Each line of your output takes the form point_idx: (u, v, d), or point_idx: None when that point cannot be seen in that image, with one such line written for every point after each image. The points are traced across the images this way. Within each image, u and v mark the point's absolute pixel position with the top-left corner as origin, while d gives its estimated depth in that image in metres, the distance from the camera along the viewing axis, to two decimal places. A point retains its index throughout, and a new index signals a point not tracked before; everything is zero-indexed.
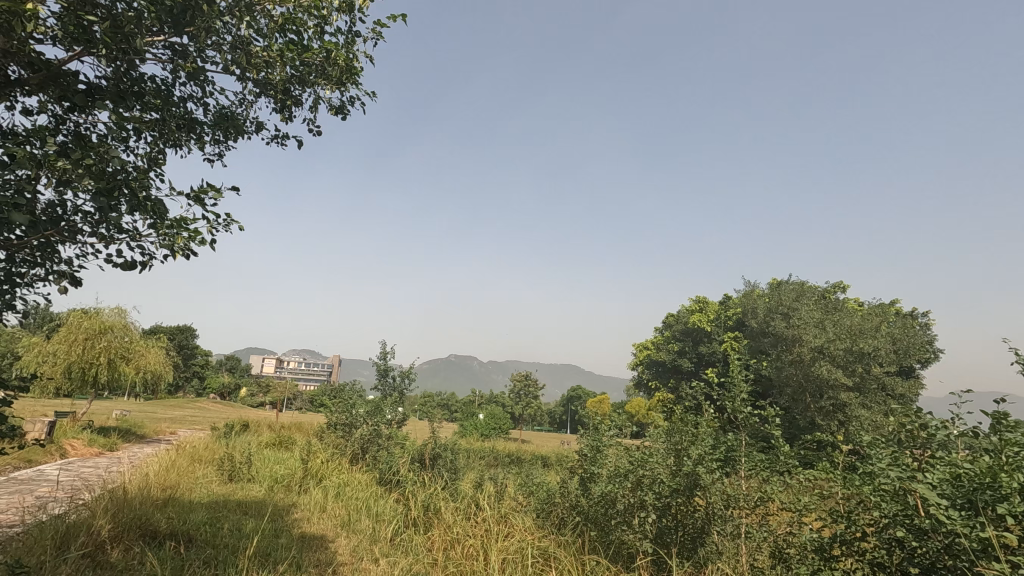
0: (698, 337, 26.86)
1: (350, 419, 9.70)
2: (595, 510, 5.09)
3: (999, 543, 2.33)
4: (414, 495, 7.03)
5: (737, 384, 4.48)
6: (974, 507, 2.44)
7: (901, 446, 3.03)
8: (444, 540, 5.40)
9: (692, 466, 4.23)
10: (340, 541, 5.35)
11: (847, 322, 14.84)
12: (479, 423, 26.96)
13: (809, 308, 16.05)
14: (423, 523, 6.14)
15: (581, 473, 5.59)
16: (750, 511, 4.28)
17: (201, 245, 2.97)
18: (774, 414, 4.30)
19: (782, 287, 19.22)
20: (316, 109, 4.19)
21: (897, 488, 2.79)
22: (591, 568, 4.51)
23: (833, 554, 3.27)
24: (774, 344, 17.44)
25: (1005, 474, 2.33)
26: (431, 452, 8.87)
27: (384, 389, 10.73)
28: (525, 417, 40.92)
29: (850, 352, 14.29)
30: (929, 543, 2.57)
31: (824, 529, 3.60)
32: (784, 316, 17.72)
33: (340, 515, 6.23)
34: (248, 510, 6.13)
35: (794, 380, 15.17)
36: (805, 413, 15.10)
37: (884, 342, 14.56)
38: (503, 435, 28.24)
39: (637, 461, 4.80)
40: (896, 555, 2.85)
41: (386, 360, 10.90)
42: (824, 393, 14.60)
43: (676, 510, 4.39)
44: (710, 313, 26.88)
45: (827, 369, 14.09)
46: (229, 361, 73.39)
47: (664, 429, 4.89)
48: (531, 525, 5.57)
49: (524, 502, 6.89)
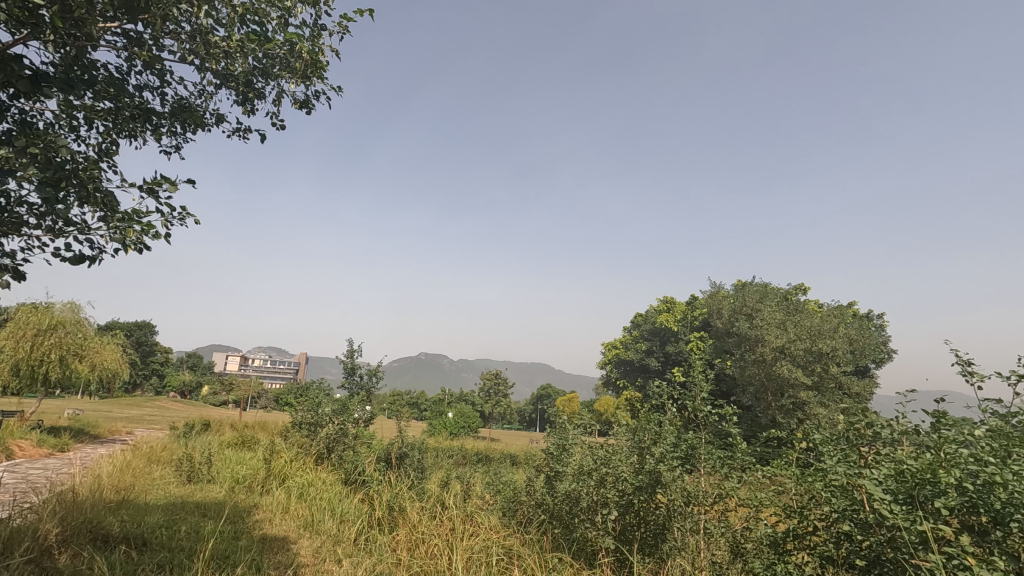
0: (665, 336, 27.34)
1: (315, 419, 9.51)
2: (559, 508, 5.15)
3: (935, 536, 2.46)
4: (378, 495, 6.96)
5: (698, 383, 4.60)
6: (914, 501, 2.57)
7: (850, 444, 3.16)
8: (408, 540, 5.36)
9: (654, 464, 4.35)
10: (302, 543, 5.25)
11: (807, 323, 15.30)
12: (449, 421, 26.89)
13: (772, 309, 16.51)
14: (387, 523, 6.10)
15: (547, 472, 5.65)
16: (709, 507, 4.38)
17: (154, 239, 2.88)
18: (732, 412, 4.43)
19: (746, 288, 19.70)
20: (280, 102, 4.11)
21: (843, 484, 2.91)
22: (554, 565, 4.55)
23: (786, 548, 3.39)
24: (738, 344, 17.87)
25: (944, 470, 2.45)
26: (398, 451, 8.81)
27: (351, 388, 10.60)
28: (495, 416, 40.90)
29: (810, 352, 14.74)
30: (874, 536, 2.67)
31: (778, 524, 3.71)
32: (748, 317, 18.19)
33: (303, 515, 6.14)
34: (206, 512, 5.97)
35: (757, 379, 15.59)
36: (766, 411, 15.53)
37: (842, 342, 15.07)
38: (473, 434, 28.19)
39: (601, 459, 4.83)
40: (843, 548, 2.96)
41: (353, 359, 10.77)
42: (784, 392, 15.05)
43: (639, 507, 4.49)
44: (678, 313, 27.38)
45: (787, 369, 14.52)
46: (190, 359, 71.48)
47: (628, 428, 4.96)
48: (496, 523, 5.58)
49: (490, 500, 6.91)
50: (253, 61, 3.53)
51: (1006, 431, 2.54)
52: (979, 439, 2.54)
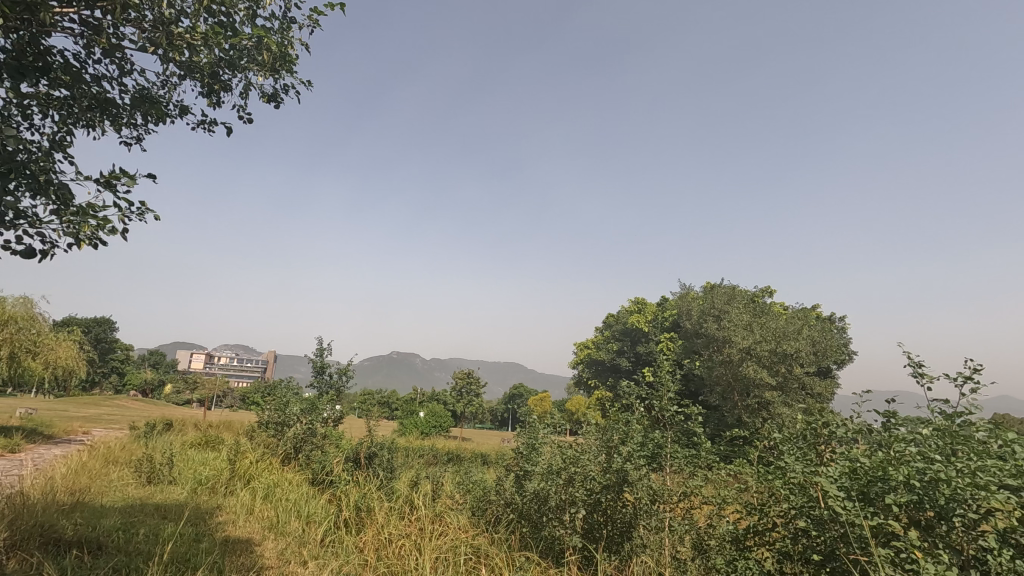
0: (636, 336, 27.68)
1: (282, 419, 9.29)
2: (528, 506, 5.17)
3: (886, 531, 2.57)
4: (346, 495, 6.88)
5: (665, 382, 4.68)
6: (867, 498, 2.67)
7: (809, 443, 3.25)
8: (376, 540, 5.31)
9: (622, 463, 4.41)
10: (267, 545, 5.15)
11: (773, 325, 15.69)
12: (420, 421, 26.71)
13: (739, 311, 16.90)
14: (355, 523, 6.03)
15: (517, 471, 5.67)
16: (674, 505, 4.46)
17: (111, 234, 2.79)
18: (697, 412, 4.53)
19: (714, 290, 20.09)
20: (247, 95, 4.01)
21: (801, 482, 3.00)
22: (521, 564, 4.58)
23: (747, 545, 3.48)
24: (706, 345, 18.24)
25: (893, 468, 2.56)
26: (367, 451, 8.72)
27: (320, 387, 10.45)
28: (467, 415, 40.79)
29: (775, 353, 15.12)
30: (828, 531, 2.76)
31: (740, 521, 3.81)
32: (716, 318, 18.57)
33: (268, 517, 6.03)
34: (166, 514, 5.79)
35: (724, 379, 15.94)
36: (733, 410, 15.90)
37: (805, 344, 15.51)
38: (444, 433, 28.09)
39: (569, 458, 4.88)
40: (800, 543, 3.06)
41: (322, 357, 10.62)
42: (750, 391, 15.41)
43: (606, 505, 4.55)
44: (648, 313, 27.76)
45: (753, 369, 14.90)
46: (153, 357, 69.39)
47: (597, 426, 5.02)
48: (465, 523, 5.58)
49: (460, 500, 6.89)
50: (219, 52, 3.44)
51: (950, 431, 2.66)
52: (926, 438, 2.66)
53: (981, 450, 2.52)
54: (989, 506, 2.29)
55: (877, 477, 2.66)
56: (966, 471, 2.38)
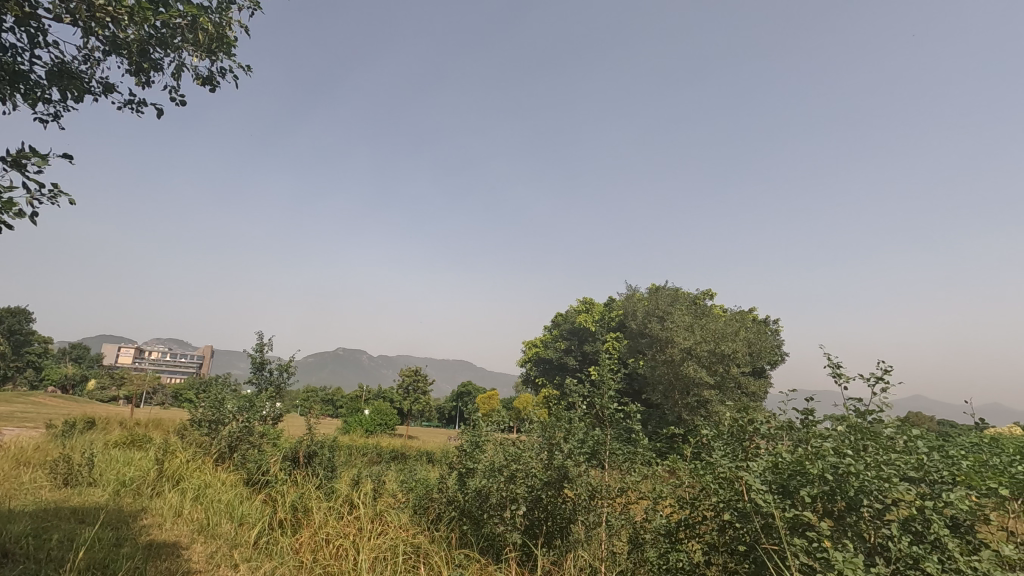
0: (583, 336, 28.18)
1: (216, 417, 8.89)
2: (469, 504, 5.17)
3: (803, 522, 2.73)
4: (283, 496, 6.65)
5: (606, 381, 4.78)
6: (785, 490, 2.83)
7: (736, 438, 3.40)
8: (312, 542, 5.17)
9: (563, 460, 4.50)
10: (196, 548, 4.91)
11: (712, 326, 16.35)
12: (365, 418, 26.17)
13: (681, 313, 17.51)
14: (290, 525, 5.85)
15: (459, 468, 5.62)
16: (611, 500, 4.57)
17: (17, 218, 2.58)
18: (636, 410, 4.65)
19: (659, 292, 20.71)
20: (181, 76, 3.80)
21: (728, 476, 3.14)
22: (460, 562, 4.58)
23: (679, 537, 3.61)
24: (650, 345, 18.78)
25: (809, 462, 2.73)
26: (306, 450, 8.48)
27: (259, 383, 10.11)
28: (414, 412, 40.27)
29: (713, 354, 15.77)
30: (750, 524, 2.90)
31: (673, 515, 3.95)
32: (659, 319, 19.18)
33: (198, 519, 5.76)
34: (83, 518, 5.42)
35: (665, 378, 16.47)
36: (673, 408, 16.42)
37: (742, 345, 16.22)
38: (389, 431, 27.66)
39: (511, 455, 4.94)
40: (725, 534, 3.21)
41: (262, 352, 10.27)
42: (689, 390, 15.99)
43: (546, 502, 4.63)
44: (596, 313, 28.31)
45: (693, 369, 15.48)
46: (74, 352, 64.85)
47: (538, 424, 5.08)
48: (405, 521, 5.52)
49: (401, 498, 6.83)
50: (149, 29, 3.25)
51: (862, 428, 2.85)
52: (840, 435, 2.84)
53: (889, 445, 2.72)
54: (893, 496, 2.47)
55: (796, 471, 2.83)
56: (872, 465, 2.57)
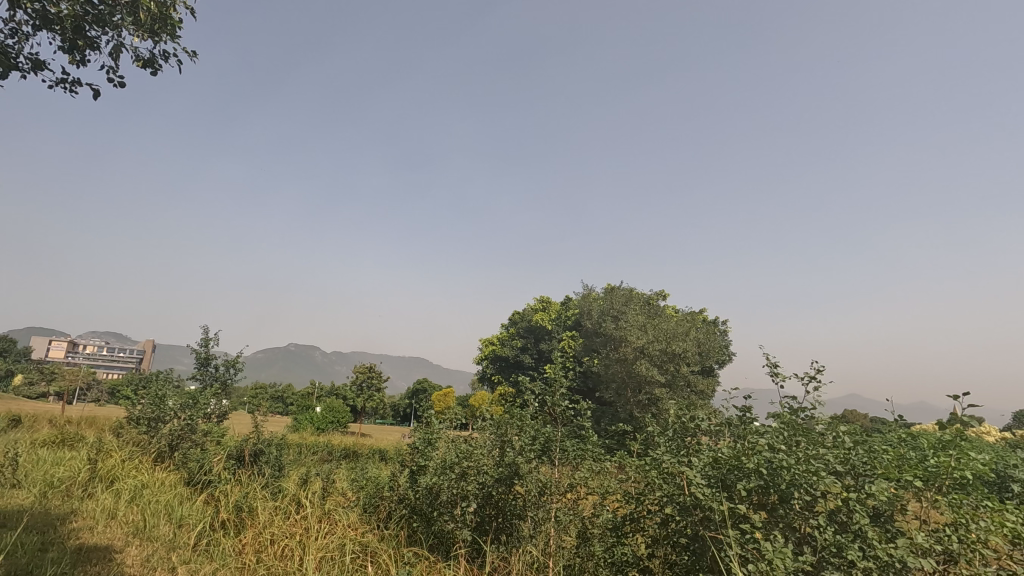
0: (539, 334, 28.40)
1: (156, 415, 8.50)
2: (420, 501, 5.15)
3: (739, 515, 2.84)
4: (225, 496, 6.43)
5: (557, 379, 4.82)
6: (723, 484, 2.95)
7: (678, 434, 3.52)
8: (256, 542, 5.03)
9: (514, 457, 4.55)
10: (130, 552, 4.69)
11: (664, 326, 16.82)
12: (316, 416, 25.54)
13: (635, 312, 17.92)
14: (233, 526, 5.67)
15: (410, 466, 5.55)
16: (561, 496, 4.63)
17: None
18: (586, 407, 4.72)
19: (614, 291, 21.11)
20: (118, 56, 3.61)
21: (671, 471, 3.24)
22: (409, 560, 4.56)
23: (625, 531, 3.71)
24: (604, 343, 19.13)
25: (746, 457, 2.85)
26: (252, 448, 8.23)
27: (203, 380, 9.75)
28: (367, 409, 39.56)
29: (664, 352, 16.23)
30: (690, 517, 3.01)
31: (619, 510, 4.04)
32: (614, 318, 19.56)
33: (134, 521, 5.50)
34: (5, 523, 5.08)
35: (618, 376, 16.82)
36: (625, 405, 16.78)
37: (692, 344, 16.74)
38: (341, 429, 27.09)
39: (463, 452, 4.94)
40: (666, 528, 3.31)
41: (207, 348, 9.90)
42: (641, 388, 16.38)
43: (497, 498, 4.67)
44: (552, 312, 28.58)
45: (645, 367, 15.87)
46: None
47: (490, 422, 5.09)
48: (354, 520, 5.46)
49: (351, 497, 6.72)
50: (85, 5, 3.09)
51: (796, 425, 3.00)
52: (774, 431, 2.99)
53: (819, 440, 2.88)
54: (821, 489, 2.62)
55: (733, 466, 2.95)
56: (801, 459, 2.71)
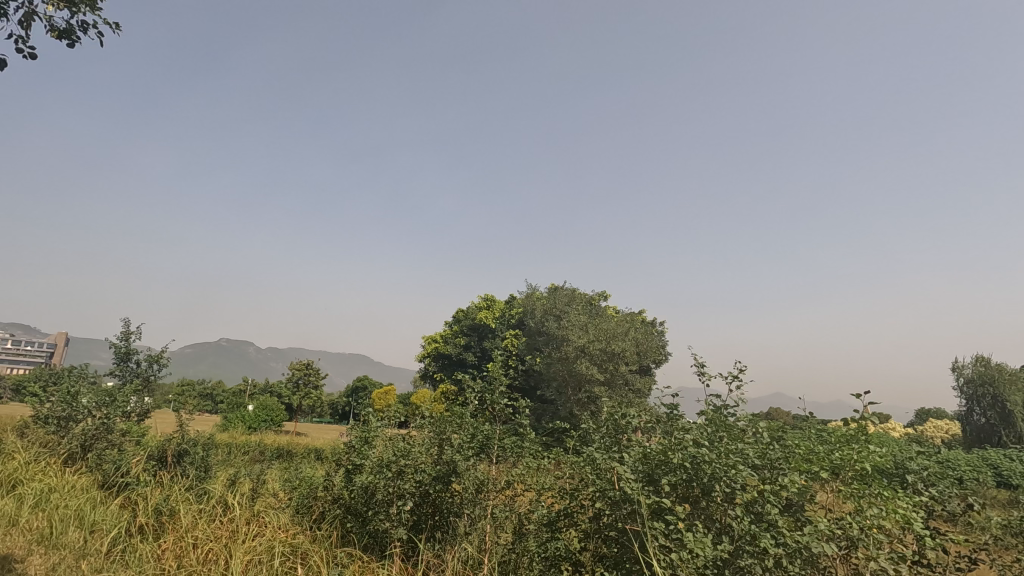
0: (483, 332, 28.46)
1: (68, 413, 7.89)
2: (355, 501, 5.05)
3: (665, 507, 2.97)
4: (144, 499, 6.06)
5: (497, 377, 4.82)
6: (650, 478, 3.07)
7: (610, 431, 3.62)
8: (178, 547, 4.77)
9: (451, 455, 4.55)
10: (33, 561, 4.34)
11: (605, 326, 17.27)
12: (248, 415, 24.40)
13: (577, 312, 18.30)
14: (152, 530, 5.36)
15: (346, 465, 5.42)
16: (498, 493, 4.70)
17: None
18: (524, 406, 4.76)
19: (557, 291, 21.47)
20: (29, 25, 3.34)
21: (603, 467, 3.33)
22: (340, 560, 4.48)
23: (558, 527, 3.80)
24: (547, 342, 19.41)
25: (674, 452, 2.97)
26: (176, 448, 7.80)
27: (123, 376, 9.16)
28: (303, 407, 38.20)
29: (604, 352, 16.67)
30: (620, 512, 3.11)
31: (554, 505, 4.12)
32: (556, 317, 19.91)
33: (38, 527, 5.09)
34: None
35: (560, 374, 17.10)
36: (566, 403, 17.09)
37: (631, 344, 17.28)
38: (275, 427, 26.05)
39: (399, 451, 4.89)
40: (597, 524, 3.40)
41: (128, 342, 9.29)
42: (582, 386, 16.74)
43: (434, 497, 4.66)
44: (497, 310, 28.67)
45: (585, 366, 16.25)
46: None
47: (428, 420, 5.06)
48: (285, 522, 5.29)
49: (282, 498, 6.51)
50: None
51: (718, 422, 3.19)
52: (700, 427, 3.16)
53: (739, 436, 3.07)
54: (740, 481, 2.78)
55: (661, 462, 3.09)
56: (722, 453, 2.88)
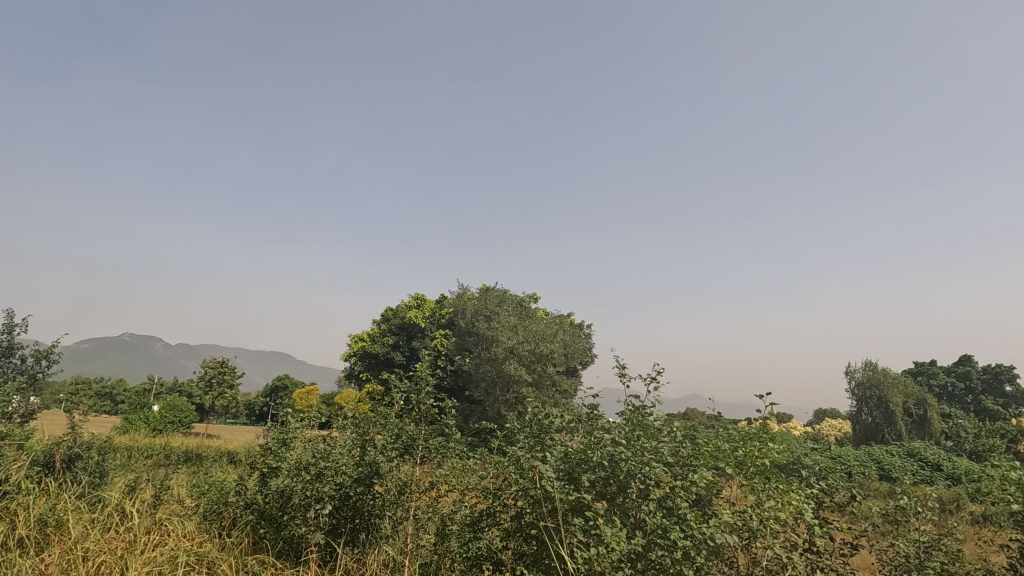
0: (411, 331, 28.03)
1: None
2: (269, 506, 4.82)
3: (584, 504, 3.06)
4: (25, 509, 5.47)
5: (423, 377, 4.74)
6: (571, 477, 3.15)
7: (535, 431, 3.68)
8: (65, 561, 4.35)
9: (374, 456, 4.44)
10: None
11: (534, 328, 17.52)
12: (152, 416, 22.58)
13: (507, 314, 18.42)
14: (33, 543, 4.85)
15: (261, 468, 5.16)
16: (422, 494, 4.65)
17: None
18: (450, 406, 4.72)
19: (488, 292, 21.50)
20: None
21: (525, 466, 3.38)
22: (251, 568, 4.27)
23: (481, 526, 3.82)
24: (476, 342, 19.41)
25: (594, 451, 3.07)
26: (66, 453, 7.10)
27: (3, 373, 8.23)
28: (216, 408, 35.89)
29: (532, 353, 16.90)
30: (540, 509, 3.16)
31: (477, 505, 4.14)
32: (486, 318, 19.98)
33: None
34: None
35: (488, 375, 17.13)
36: (493, 403, 17.15)
37: (558, 346, 17.62)
38: (183, 429, 24.31)
39: (319, 452, 4.72)
40: (518, 523, 3.44)
41: (11, 336, 8.35)
42: (510, 387, 16.87)
43: (355, 499, 4.56)
44: (427, 309, 28.30)
45: (514, 367, 16.40)
46: None
47: (351, 420, 4.92)
48: (191, 530, 4.96)
49: (188, 505, 6.10)
50: None
51: (636, 422, 3.33)
52: (618, 427, 3.29)
53: (655, 434, 3.22)
54: (654, 478, 2.93)
55: (581, 460, 3.18)
56: (638, 452, 3.02)
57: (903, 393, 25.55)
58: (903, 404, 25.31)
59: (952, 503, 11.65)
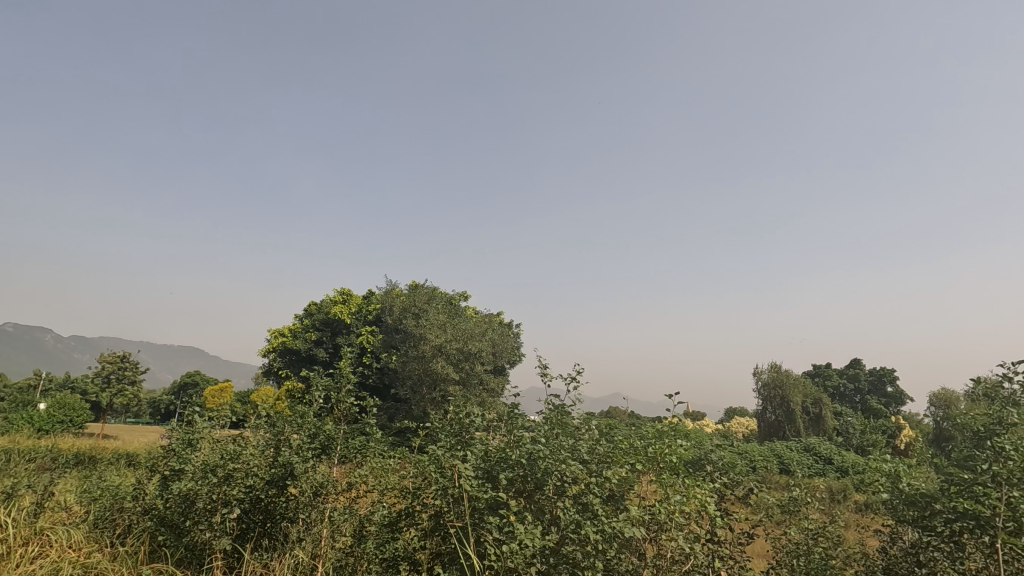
0: (336, 327, 27.11)
1: None
2: (169, 511, 4.50)
3: (501, 502, 3.10)
4: None
5: (345, 374, 4.58)
6: (489, 476, 3.20)
7: (455, 430, 3.67)
8: None
9: (288, 457, 4.25)
10: None
11: (462, 327, 17.46)
12: (37, 415, 20.40)
13: (436, 312, 18.27)
14: None
15: (162, 470, 4.81)
16: (339, 495, 4.51)
17: None
18: (371, 404, 4.60)
19: (417, 288, 21.17)
20: None
21: (444, 465, 3.37)
22: None
23: (398, 527, 3.78)
24: (404, 339, 19.13)
25: (516, 450, 3.13)
26: None
27: None
28: (114, 406, 32.96)
29: (460, 351, 16.84)
30: (459, 508, 3.17)
31: (395, 505, 4.08)
32: (415, 315, 19.62)
33: None
34: None
35: (415, 373, 16.88)
36: (419, 402, 16.97)
37: (487, 345, 17.66)
38: (73, 430, 22.10)
39: (229, 453, 4.49)
40: (436, 523, 3.43)
41: None
42: (436, 385, 16.73)
43: (266, 503, 4.36)
44: (353, 305, 27.45)
45: (441, 365, 16.27)
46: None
47: (265, 420, 4.70)
48: (77, 539, 4.56)
49: (76, 512, 5.60)
50: None
51: (555, 421, 3.41)
52: (538, 425, 3.37)
53: (573, 433, 3.32)
54: (569, 473, 3.01)
55: (500, 459, 3.23)
56: (556, 450, 3.09)
57: (802, 393, 27.68)
58: (803, 403, 27.43)
59: (839, 493, 12.78)
